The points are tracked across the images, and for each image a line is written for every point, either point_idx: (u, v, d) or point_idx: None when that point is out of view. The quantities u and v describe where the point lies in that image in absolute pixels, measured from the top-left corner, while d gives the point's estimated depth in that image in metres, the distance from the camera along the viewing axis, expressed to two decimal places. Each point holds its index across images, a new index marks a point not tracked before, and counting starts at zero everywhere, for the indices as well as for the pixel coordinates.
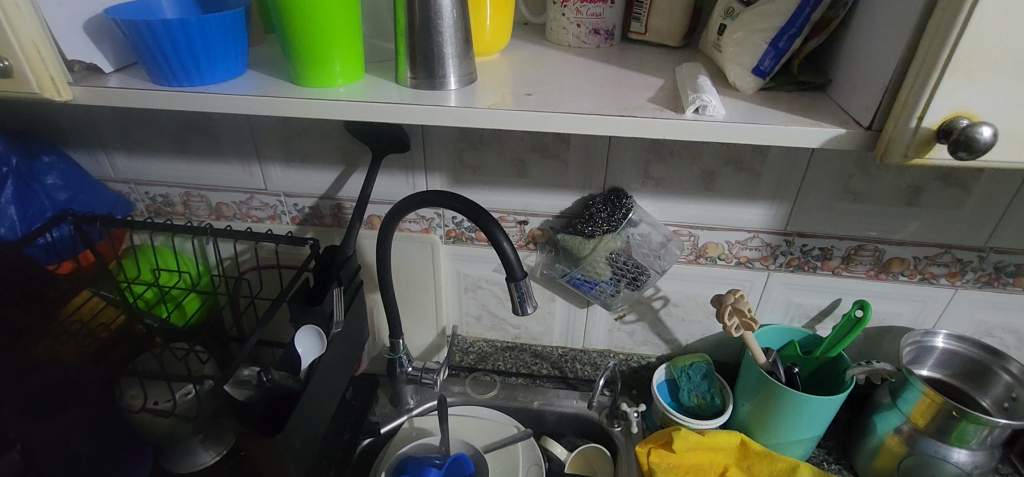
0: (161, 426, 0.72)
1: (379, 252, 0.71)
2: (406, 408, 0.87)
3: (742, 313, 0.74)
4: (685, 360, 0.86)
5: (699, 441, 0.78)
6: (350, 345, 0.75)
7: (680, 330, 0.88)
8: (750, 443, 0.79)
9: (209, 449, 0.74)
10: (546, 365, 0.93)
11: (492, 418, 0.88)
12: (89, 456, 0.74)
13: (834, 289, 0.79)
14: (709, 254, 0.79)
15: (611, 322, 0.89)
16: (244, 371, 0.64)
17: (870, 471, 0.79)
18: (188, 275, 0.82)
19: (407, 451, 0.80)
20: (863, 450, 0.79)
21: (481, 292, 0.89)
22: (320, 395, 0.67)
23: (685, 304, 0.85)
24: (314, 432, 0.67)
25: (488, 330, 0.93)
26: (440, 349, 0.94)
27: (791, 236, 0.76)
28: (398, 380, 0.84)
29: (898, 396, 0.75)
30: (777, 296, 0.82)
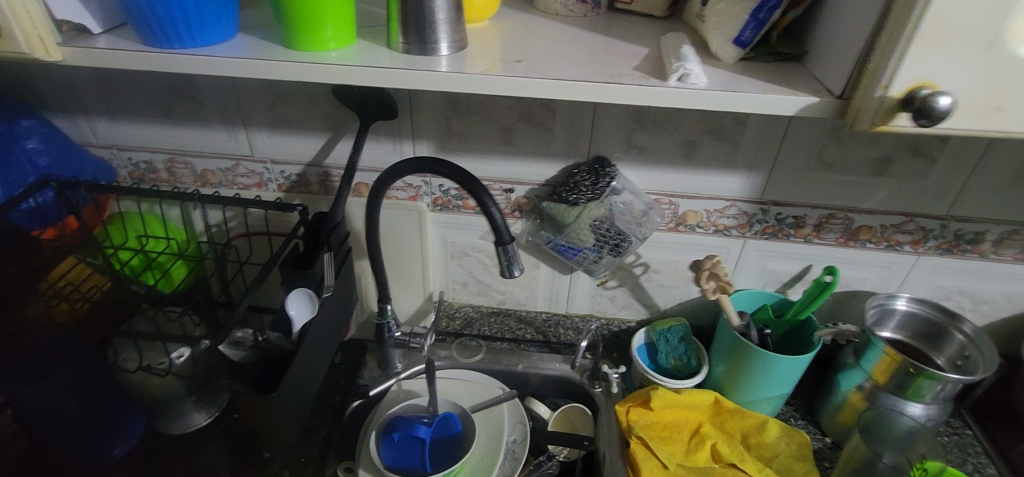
0: (156, 388, 0.73)
1: (369, 219, 0.72)
2: (394, 372, 0.90)
3: (718, 278, 0.77)
4: (662, 324, 0.90)
5: (676, 399, 0.83)
6: (340, 310, 0.77)
7: (659, 295, 0.91)
8: (723, 401, 0.85)
9: (202, 411, 0.77)
10: (530, 330, 0.96)
11: (475, 380, 0.92)
12: (79, 419, 0.74)
13: (806, 256, 0.83)
14: (688, 222, 0.82)
15: (594, 287, 0.92)
16: (239, 333, 0.67)
17: (833, 426, 0.84)
18: (176, 241, 0.82)
19: (396, 411, 0.83)
20: (828, 407, 0.85)
21: (468, 260, 0.91)
22: (312, 357, 0.69)
23: (664, 271, 0.88)
24: (307, 392, 0.69)
25: (474, 295, 0.96)
26: (427, 314, 0.96)
27: (766, 205, 0.79)
28: (386, 345, 0.87)
29: (860, 356, 0.80)
30: (751, 263, 0.85)
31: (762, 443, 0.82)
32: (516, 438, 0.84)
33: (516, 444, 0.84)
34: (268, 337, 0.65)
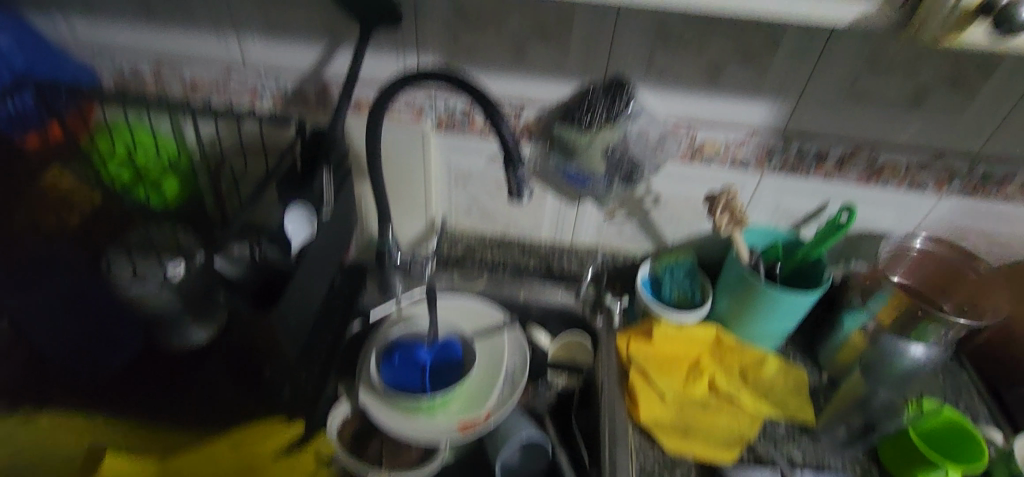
0: (150, 305, 0.69)
1: (371, 135, 0.68)
2: (394, 292, 0.88)
3: (732, 211, 0.74)
4: (668, 258, 0.90)
5: (675, 334, 0.84)
6: (340, 230, 0.75)
7: (668, 228, 0.89)
8: (723, 336, 0.85)
9: (199, 328, 0.73)
10: (533, 259, 0.95)
11: (473, 305, 0.89)
12: (78, 331, 0.72)
13: (823, 193, 0.80)
14: (705, 153, 0.78)
15: (600, 218, 0.89)
16: (234, 248, 0.64)
17: (834, 364, 0.84)
18: (165, 155, 0.77)
19: (397, 337, 0.82)
20: (829, 346, 0.85)
21: (472, 185, 0.88)
22: (312, 277, 0.68)
23: (675, 204, 0.85)
24: (306, 311, 0.68)
25: (478, 221, 0.94)
26: (429, 239, 0.94)
27: (789, 136, 0.75)
28: (387, 270, 0.85)
29: (867, 296, 0.79)
30: (766, 198, 0.82)
31: (760, 377, 0.83)
32: (517, 365, 0.83)
33: (516, 371, 0.83)
34: (264, 251, 0.64)
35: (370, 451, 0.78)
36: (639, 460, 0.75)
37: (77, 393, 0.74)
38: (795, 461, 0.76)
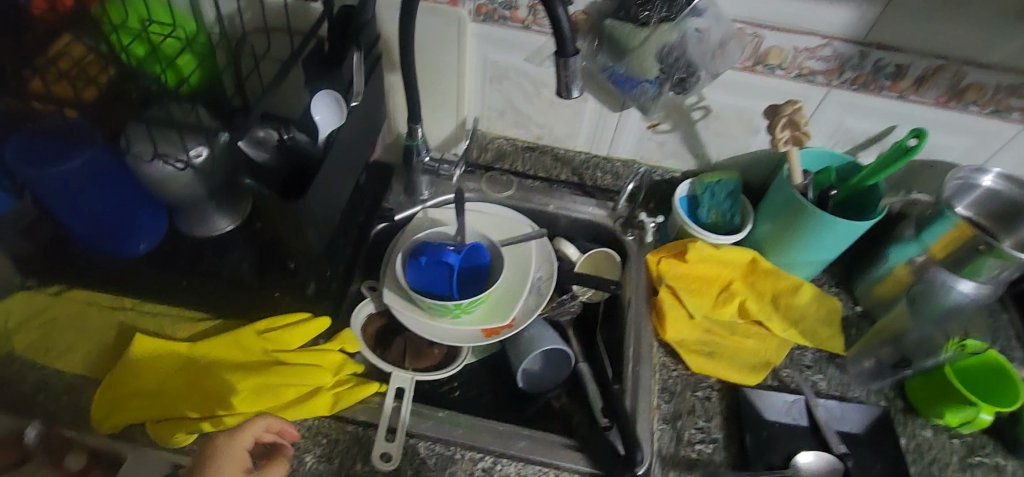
0: (177, 186, 0.69)
1: (406, 18, 0.62)
2: (420, 199, 0.86)
3: (795, 128, 0.69)
4: (710, 177, 0.84)
5: (711, 255, 0.80)
6: (369, 124, 0.70)
7: (713, 145, 0.83)
8: (760, 262, 0.81)
9: (224, 217, 0.76)
10: (566, 170, 0.90)
11: (504, 214, 0.87)
12: (102, 211, 0.70)
13: (894, 114, 0.73)
14: (769, 62, 0.70)
15: (643, 129, 0.83)
16: (258, 131, 0.59)
17: (871, 297, 0.81)
18: (182, 29, 0.70)
19: (424, 235, 0.79)
20: (868, 278, 0.81)
21: (508, 84, 0.82)
22: (339, 170, 0.64)
23: (727, 117, 0.79)
24: (333, 206, 0.65)
25: (510, 127, 0.88)
26: (459, 142, 0.89)
27: (868, 48, 0.67)
28: (415, 170, 0.82)
29: (924, 229, 0.74)
30: (829, 116, 0.75)
31: (792, 305, 0.79)
32: (542, 275, 0.83)
33: (542, 282, 0.82)
34: (295, 138, 0.58)
35: (393, 349, 0.77)
36: (661, 379, 0.75)
37: (92, 275, 0.74)
38: (819, 389, 0.75)
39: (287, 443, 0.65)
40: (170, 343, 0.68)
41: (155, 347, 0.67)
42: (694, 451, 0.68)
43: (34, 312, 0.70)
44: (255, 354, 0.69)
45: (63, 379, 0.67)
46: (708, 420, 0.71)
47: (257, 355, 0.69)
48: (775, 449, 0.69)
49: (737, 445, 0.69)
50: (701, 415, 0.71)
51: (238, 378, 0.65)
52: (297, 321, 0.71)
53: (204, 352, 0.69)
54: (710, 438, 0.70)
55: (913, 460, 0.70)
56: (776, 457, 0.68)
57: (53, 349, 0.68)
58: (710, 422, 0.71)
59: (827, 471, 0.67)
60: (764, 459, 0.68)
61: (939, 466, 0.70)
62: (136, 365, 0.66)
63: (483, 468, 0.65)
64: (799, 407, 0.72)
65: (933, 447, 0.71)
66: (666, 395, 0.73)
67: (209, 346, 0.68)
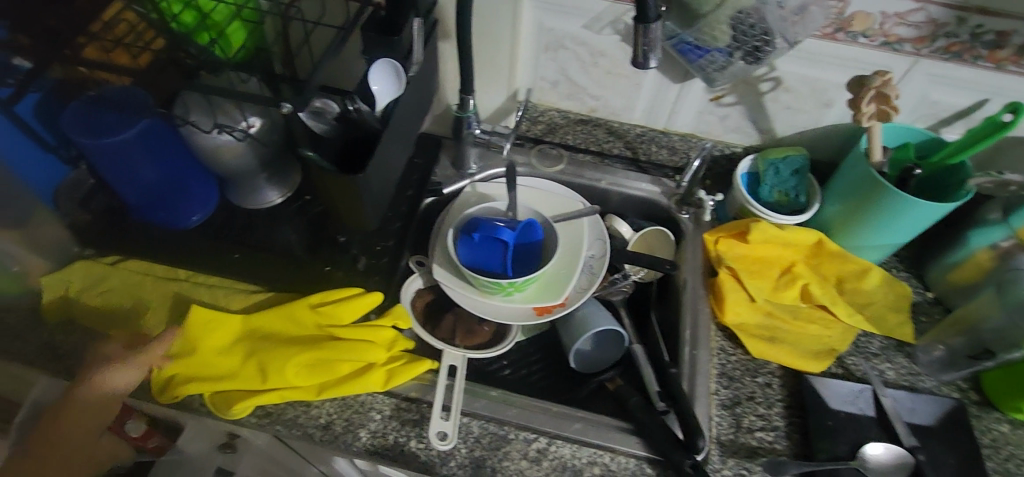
0: (229, 156, 0.69)
1: None
2: (469, 173, 0.84)
3: (882, 101, 0.64)
4: (775, 153, 0.80)
5: (776, 235, 0.76)
6: (423, 95, 0.68)
7: (780, 119, 0.79)
8: (826, 243, 0.77)
9: (276, 190, 0.77)
10: (619, 144, 0.87)
11: (554, 192, 0.84)
12: (157, 181, 0.70)
13: (986, 87, 0.67)
14: (851, 29, 0.65)
15: (705, 102, 0.79)
16: (317, 103, 0.59)
17: (945, 284, 0.77)
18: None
19: (474, 213, 0.78)
20: (943, 263, 0.77)
21: (563, 54, 0.78)
22: (395, 143, 0.62)
23: (798, 90, 0.74)
24: (388, 179, 0.63)
25: (563, 99, 0.85)
26: (510, 114, 0.86)
27: (967, 13, 0.61)
28: (465, 142, 0.80)
29: (1013, 211, 0.70)
30: (913, 89, 0.70)
31: (859, 289, 0.76)
32: (595, 253, 0.80)
33: (595, 261, 0.79)
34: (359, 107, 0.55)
35: (444, 325, 0.76)
36: (720, 363, 0.72)
37: (139, 248, 0.73)
38: (886, 379, 0.72)
39: (341, 418, 0.65)
40: (224, 315, 0.68)
41: (210, 319, 0.67)
42: (754, 439, 0.66)
43: (93, 279, 0.69)
44: (309, 329, 0.68)
45: None
46: (768, 407, 0.68)
47: (309, 329, 0.68)
48: (841, 440, 0.66)
49: (799, 433, 0.67)
50: (761, 402, 0.69)
51: (293, 353, 0.65)
52: (348, 296, 0.70)
53: (258, 325, 0.68)
54: (772, 425, 0.67)
55: (989, 456, 0.66)
56: (842, 448, 0.65)
57: (110, 315, 0.67)
58: (771, 410, 0.68)
59: (897, 464, 0.64)
60: (829, 450, 0.65)
61: (1017, 463, 0.66)
62: (192, 336, 0.66)
63: (537, 448, 0.64)
64: (866, 397, 0.69)
65: (1011, 443, 0.67)
66: (725, 380, 0.70)
67: (264, 319, 0.68)
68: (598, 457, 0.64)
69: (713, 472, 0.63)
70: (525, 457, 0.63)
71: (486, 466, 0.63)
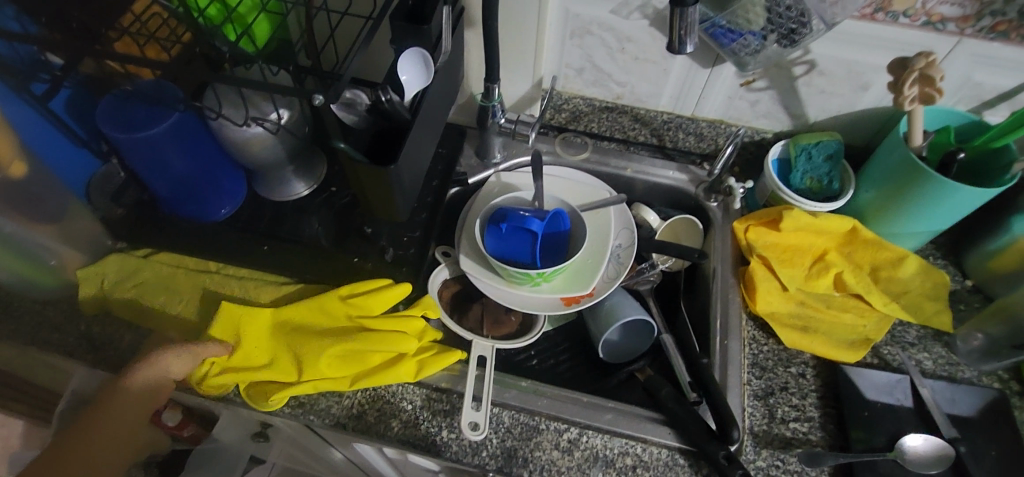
0: (259, 149, 0.69)
1: None
2: (492, 162, 0.85)
3: (927, 83, 0.61)
4: (808, 138, 0.78)
5: (809, 223, 0.74)
6: (450, 84, 0.67)
7: (813, 104, 0.77)
8: (861, 231, 0.75)
9: (303, 181, 0.77)
10: (644, 132, 0.86)
11: (580, 182, 0.84)
12: (186, 173, 0.70)
13: None
14: (892, 9, 0.63)
15: (735, 87, 0.77)
16: (347, 94, 0.59)
17: (984, 271, 0.75)
18: None
19: (500, 203, 0.77)
20: (982, 250, 0.75)
21: (589, 40, 0.76)
22: (424, 134, 0.62)
23: (833, 73, 0.72)
24: (419, 170, 0.63)
25: (589, 86, 0.83)
26: (534, 102, 0.85)
27: None
28: (489, 132, 0.80)
29: None
30: (956, 70, 0.68)
31: (894, 278, 0.74)
32: (623, 243, 0.79)
33: (622, 250, 0.78)
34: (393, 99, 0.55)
35: (471, 316, 0.76)
36: (752, 353, 0.71)
37: (171, 242, 0.74)
38: (924, 369, 0.70)
39: (373, 408, 0.65)
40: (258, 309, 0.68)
41: (242, 311, 0.67)
42: (788, 430, 0.65)
43: (127, 271, 0.70)
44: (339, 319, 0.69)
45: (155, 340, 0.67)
46: (802, 398, 0.68)
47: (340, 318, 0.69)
48: (878, 431, 0.65)
49: (834, 424, 0.66)
50: (795, 392, 0.68)
51: (325, 344, 0.66)
52: (378, 287, 0.70)
53: (290, 317, 0.69)
54: (806, 416, 0.66)
55: None
56: (880, 439, 0.64)
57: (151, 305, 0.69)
58: (805, 400, 0.67)
59: (937, 456, 0.63)
60: (866, 441, 0.64)
61: None
62: (226, 328, 0.66)
63: (568, 439, 0.64)
64: (904, 387, 0.68)
65: None
66: (757, 370, 0.69)
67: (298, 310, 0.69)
68: (630, 447, 0.64)
69: (748, 463, 0.63)
70: (556, 447, 0.63)
71: (518, 456, 0.63)
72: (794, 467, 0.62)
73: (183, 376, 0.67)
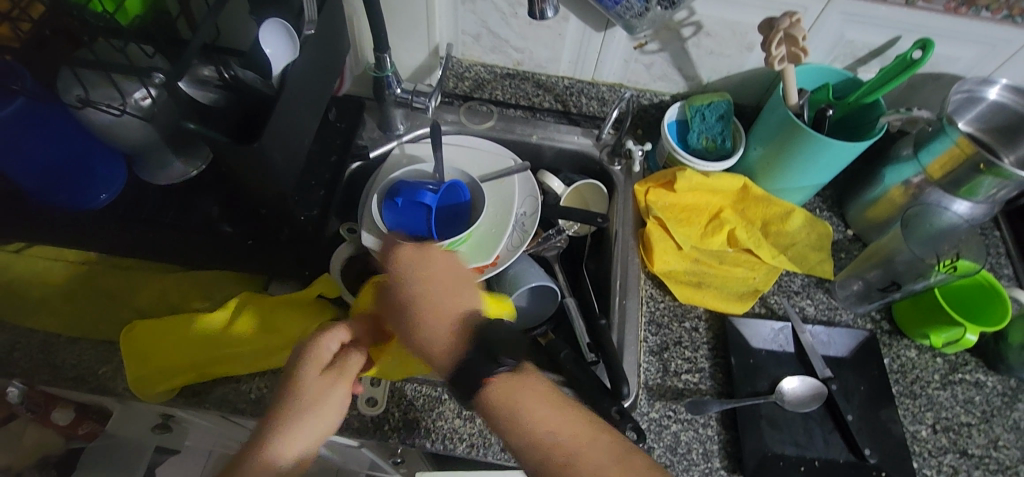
0: (131, 133, 0.62)
1: None
2: (396, 134, 0.83)
3: (792, 43, 0.65)
4: (701, 99, 0.79)
5: (701, 183, 0.76)
6: (331, 53, 0.64)
7: (704, 65, 0.78)
8: (751, 188, 0.78)
9: (186, 163, 0.69)
10: (548, 98, 0.86)
11: (482, 148, 0.84)
12: (42, 162, 0.61)
13: (899, 24, 0.68)
14: None
15: (629, 50, 0.77)
16: (204, 72, 0.58)
17: (862, 220, 0.80)
18: None
19: (400, 176, 0.77)
20: (862, 200, 0.79)
21: (481, 5, 0.74)
22: (303, 109, 0.59)
23: (718, 34, 0.73)
24: (299, 146, 0.61)
25: (487, 53, 0.81)
26: (433, 71, 0.83)
27: None
28: (386, 104, 0.78)
29: (922, 148, 0.71)
30: (830, 28, 0.70)
31: (783, 231, 0.78)
32: (527, 211, 0.80)
33: (526, 218, 0.79)
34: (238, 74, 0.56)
35: None
36: (649, 311, 0.74)
37: (33, 237, 0.67)
38: (806, 315, 0.75)
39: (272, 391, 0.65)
40: None
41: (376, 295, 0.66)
42: (680, 382, 0.68)
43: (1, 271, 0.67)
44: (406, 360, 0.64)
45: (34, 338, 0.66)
46: (694, 350, 0.71)
47: None
48: (761, 376, 0.69)
49: (724, 372, 0.69)
50: (688, 346, 0.71)
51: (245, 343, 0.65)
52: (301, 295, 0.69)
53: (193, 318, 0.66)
54: (697, 368, 0.70)
55: (897, 381, 0.70)
56: (762, 384, 0.68)
57: (35, 306, 0.66)
58: (697, 353, 0.71)
59: (813, 396, 0.68)
60: (751, 386, 0.68)
61: (922, 385, 0.71)
62: (140, 346, 0.63)
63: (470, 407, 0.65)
64: (786, 334, 0.72)
65: (917, 367, 0.72)
66: (653, 327, 0.72)
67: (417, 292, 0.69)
68: None
69: (642, 416, 0.66)
70: (458, 416, 0.64)
71: (419, 427, 0.64)
72: (684, 415, 0.66)
73: (66, 373, 0.64)
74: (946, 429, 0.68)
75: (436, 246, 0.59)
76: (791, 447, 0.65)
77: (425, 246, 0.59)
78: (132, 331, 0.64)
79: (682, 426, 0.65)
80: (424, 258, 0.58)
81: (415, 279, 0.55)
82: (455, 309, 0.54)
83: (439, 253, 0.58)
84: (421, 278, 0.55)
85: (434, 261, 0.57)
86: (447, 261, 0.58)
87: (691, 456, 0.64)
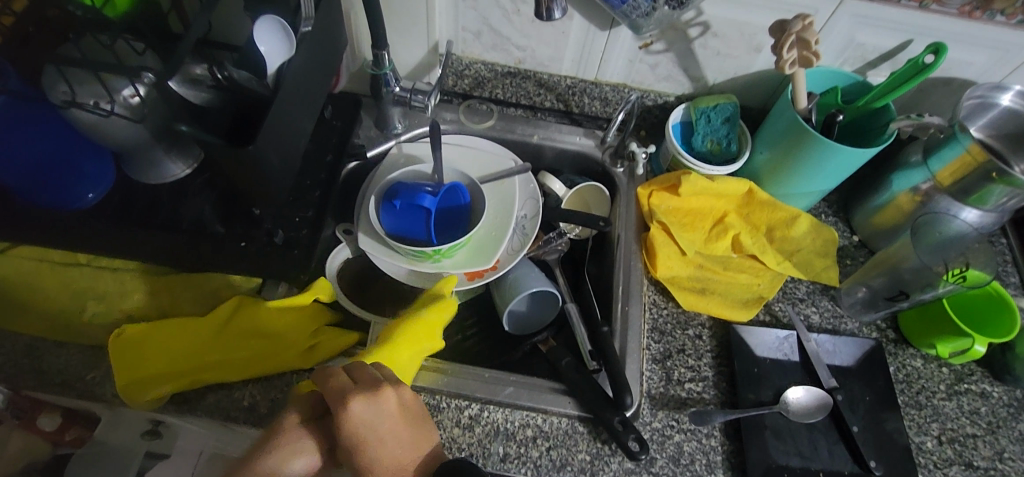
0: (118, 132, 0.60)
1: None
2: (394, 133, 0.82)
3: (804, 47, 0.64)
4: (707, 101, 0.78)
5: (706, 188, 0.74)
6: (328, 50, 0.62)
7: (710, 66, 0.76)
8: (756, 193, 0.76)
9: (177, 162, 0.67)
10: (550, 97, 0.84)
11: (484, 150, 0.82)
12: (26, 161, 0.59)
13: (912, 27, 0.66)
14: None
15: (634, 50, 0.75)
16: (196, 69, 0.55)
17: (868, 226, 0.78)
18: None
19: (397, 177, 0.75)
20: (868, 206, 0.78)
21: (483, 2, 0.72)
22: (298, 109, 0.57)
23: (726, 35, 0.72)
24: (294, 146, 0.59)
25: (488, 51, 0.79)
26: (432, 68, 0.81)
27: None
28: (384, 102, 0.76)
29: (932, 154, 0.70)
30: (841, 30, 0.68)
31: (787, 237, 0.76)
32: (527, 214, 0.78)
33: (527, 221, 0.78)
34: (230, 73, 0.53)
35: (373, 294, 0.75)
36: (651, 318, 0.72)
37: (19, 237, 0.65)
38: (810, 323, 0.73)
39: (265, 398, 0.63)
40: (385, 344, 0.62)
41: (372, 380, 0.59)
42: (683, 391, 0.67)
43: None
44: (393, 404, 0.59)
45: (20, 341, 0.64)
46: (698, 358, 0.69)
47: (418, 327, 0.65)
48: (765, 386, 0.68)
49: (727, 381, 0.68)
50: (692, 354, 0.70)
51: (238, 349, 0.64)
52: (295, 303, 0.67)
53: (184, 323, 0.64)
54: (700, 376, 0.68)
55: (902, 391, 0.69)
56: (766, 393, 0.67)
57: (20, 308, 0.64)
58: (700, 361, 0.69)
59: (817, 406, 0.67)
60: (755, 396, 0.67)
61: (928, 395, 0.69)
62: (128, 352, 0.61)
63: (469, 415, 0.64)
64: (791, 343, 0.71)
65: (922, 377, 0.71)
66: (656, 334, 0.71)
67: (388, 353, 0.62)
68: (530, 419, 0.64)
69: (644, 426, 0.64)
70: (456, 425, 0.63)
71: None
72: (686, 425, 0.65)
73: (52, 379, 0.63)
74: (952, 441, 0.67)
75: (389, 389, 0.56)
76: (795, 458, 0.64)
77: (380, 390, 0.55)
78: (120, 335, 0.62)
79: (685, 437, 0.64)
80: (379, 410, 0.55)
81: (372, 445, 0.54)
82: (408, 464, 0.55)
83: (391, 399, 0.55)
84: (378, 454, 0.54)
85: (387, 411, 0.55)
86: (400, 407, 0.56)
87: (694, 467, 0.63)
